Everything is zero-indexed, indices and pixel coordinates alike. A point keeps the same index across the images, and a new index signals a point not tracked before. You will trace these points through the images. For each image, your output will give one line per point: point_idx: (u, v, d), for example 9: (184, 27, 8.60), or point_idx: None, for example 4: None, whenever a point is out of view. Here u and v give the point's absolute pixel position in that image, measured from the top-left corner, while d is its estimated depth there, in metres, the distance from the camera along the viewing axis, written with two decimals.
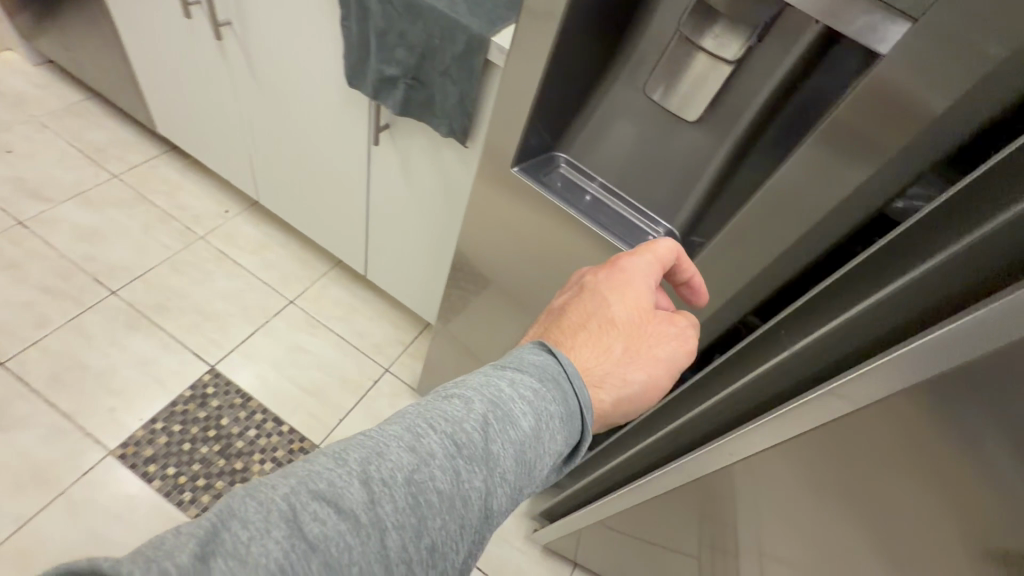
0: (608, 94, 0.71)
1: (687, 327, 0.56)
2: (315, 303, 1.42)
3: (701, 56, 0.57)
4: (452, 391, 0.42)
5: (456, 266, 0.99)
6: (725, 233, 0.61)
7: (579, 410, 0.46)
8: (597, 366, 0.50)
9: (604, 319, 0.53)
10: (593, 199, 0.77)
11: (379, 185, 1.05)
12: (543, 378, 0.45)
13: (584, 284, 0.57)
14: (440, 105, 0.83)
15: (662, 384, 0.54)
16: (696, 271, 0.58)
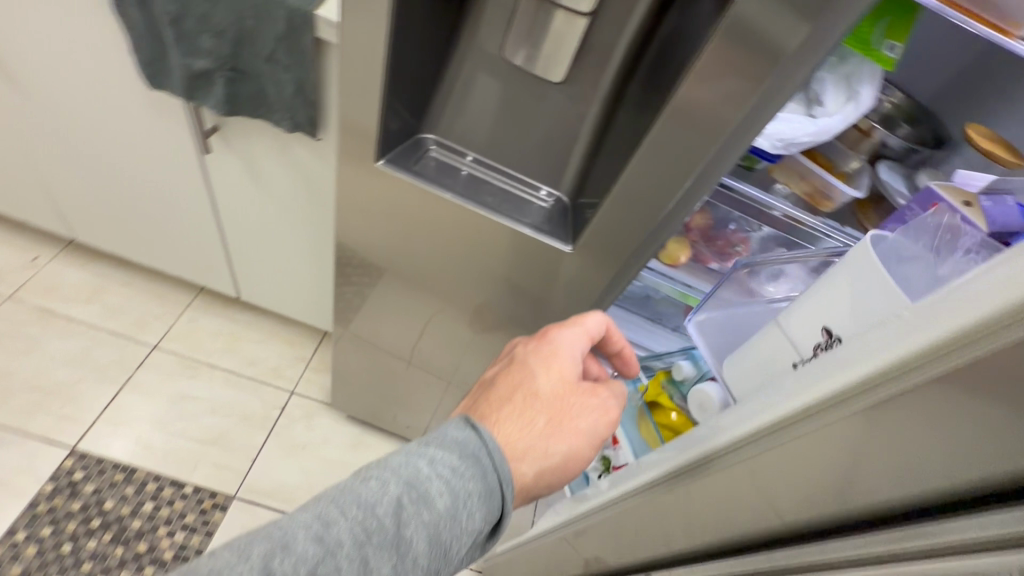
0: (464, 62, 0.60)
1: (609, 398, 0.51)
2: (190, 340, 1.25)
3: (559, 12, 0.48)
4: (371, 471, 0.39)
5: (343, 280, 0.86)
6: (611, 199, 0.57)
7: (500, 486, 0.42)
8: (519, 440, 0.45)
9: (529, 389, 0.48)
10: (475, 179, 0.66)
11: (227, 195, 0.89)
12: (462, 456, 0.41)
13: (515, 356, 0.52)
14: (275, 99, 0.67)
15: (585, 457, 0.49)
16: (625, 341, 0.57)
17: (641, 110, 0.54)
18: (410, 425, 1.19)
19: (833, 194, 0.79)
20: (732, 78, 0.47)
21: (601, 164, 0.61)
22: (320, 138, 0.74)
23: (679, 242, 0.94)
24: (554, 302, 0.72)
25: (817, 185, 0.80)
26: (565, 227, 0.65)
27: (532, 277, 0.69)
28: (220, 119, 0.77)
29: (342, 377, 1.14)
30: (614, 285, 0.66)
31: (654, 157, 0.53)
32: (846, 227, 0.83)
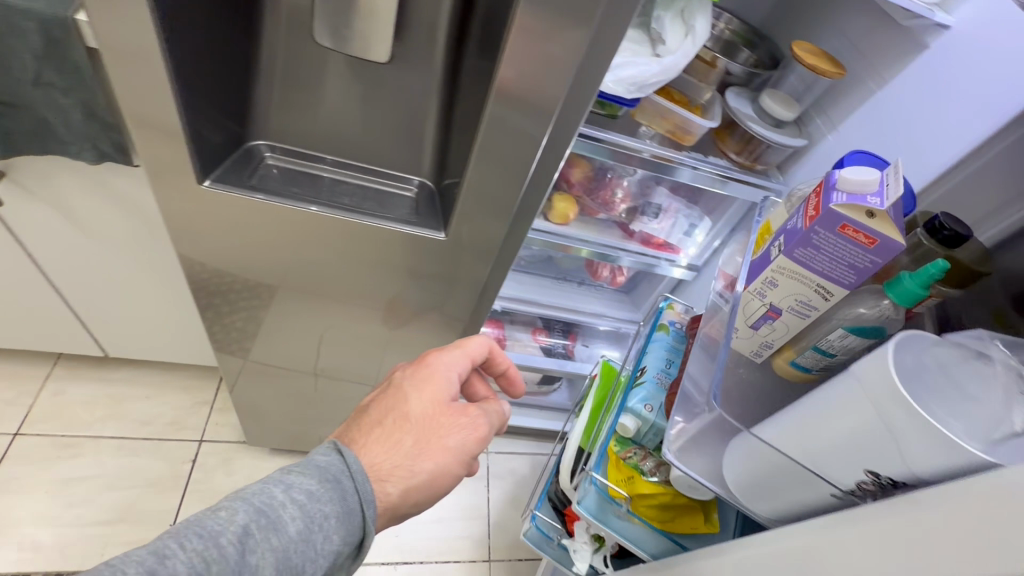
0: (276, 49, 0.53)
1: (481, 417, 0.51)
2: (61, 416, 1.09)
3: None
4: (221, 503, 0.38)
5: (216, 313, 0.77)
6: (471, 175, 0.54)
7: (361, 507, 0.42)
8: (385, 463, 0.45)
9: (399, 414, 0.47)
10: (328, 180, 0.60)
11: (48, 247, 0.76)
12: (322, 479, 0.41)
13: (393, 377, 0.52)
14: (64, 127, 0.57)
15: (455, 473, 0.49)
16: (508, 360, 0.60)
17: (480, 71, 0.50)
18: None
19: (691, 128, 0.83)
20: (561, 33, 0.45)
21: (455, 139, 0.57)
22: (136, 164, 0.64)
23: (565, 199, 0.95)
24: (449, 285, 0.69)
25: (676, 121, 0.83)
26: (436, 213, 0.62)
27: (420, 265, 0.65)
28: (3, 163, 0.64)
29: (252, 413, 1.05)
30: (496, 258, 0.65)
31: (502, 128, 0.50)
32: (709, 155, 0.87)
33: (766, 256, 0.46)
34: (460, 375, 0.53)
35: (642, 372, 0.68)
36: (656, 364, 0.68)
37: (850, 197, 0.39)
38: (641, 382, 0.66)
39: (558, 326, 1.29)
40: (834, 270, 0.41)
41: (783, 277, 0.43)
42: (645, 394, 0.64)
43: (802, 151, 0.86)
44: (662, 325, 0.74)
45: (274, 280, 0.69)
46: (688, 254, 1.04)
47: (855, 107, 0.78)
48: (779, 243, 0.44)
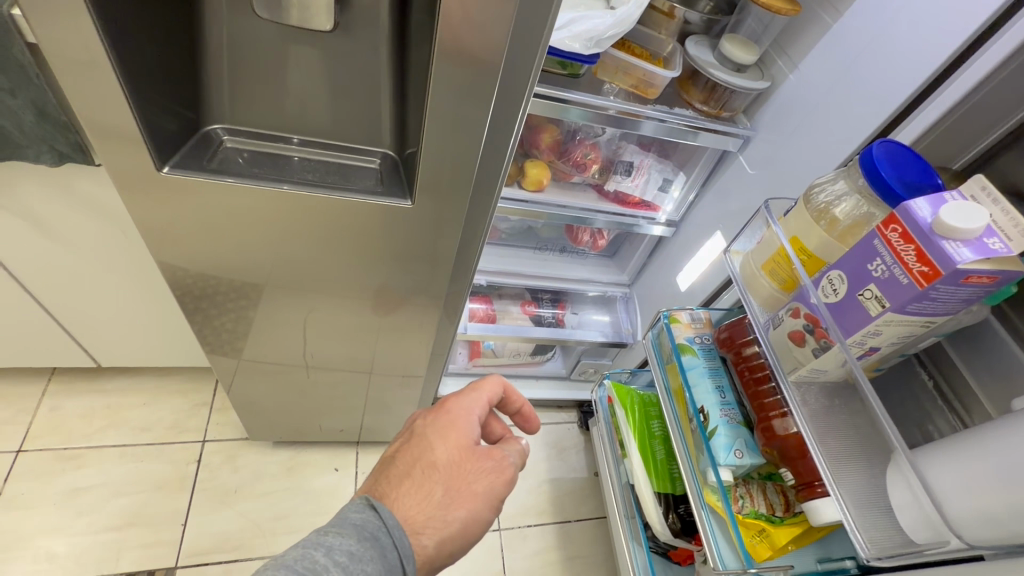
0: (213, 27, 0.52)
1: (505, 458, 0.57)
2: (61, 430, 1.09)
3: None
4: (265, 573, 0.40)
5: (201, 312, 0.77)
6: (427, 144, 0.54)
7: (399, 562, 0.47)
8: (419, 515, 0.51)
9: (426, 463, 0.53)
10: (293, 159, 0.60)
11: (23, 260, 0.76)
12: (361, 538, 0.45)
13: (415, 429, 0.58)
14: (17, 130, 0.57)
15: (485, 517, 0.55)
16: (524, 400, 0.67)
17: (425, 34, 0.49)
18: (342, 428, 1.16)
19: (655, 80, 0.83)
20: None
21: (410, 106, 0.56)
22: (97, 164, 0.64)
23: (538, 165, 0.95)
24: (430, 257, 0.69)
25: (639, 75, 0.82)
26: (401, 182, 0.61)
27: (397, 240, 0.66)
28: None
29: (251, 410, 1.06)
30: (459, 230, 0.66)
31: (450, 90, 0.50)
32: (675, 107, 0.87)
33: (861, 307, 0.52)
34: (479, 419, 0.60)
35: (707, 415, 0.74)
36: (714, 401, 0.74)
37: (969, 248, 0.45)
38: (717, 428, 0.72)
39: (547, 297, 1.29)
40: (948, 307, 0.49)
41: (892, 326, 0.51)
42: (730, 440, 0.71)
43: (765, 95, 0.87)
44: (687, 350, 0.80)
45: (250, 272, 0.69)
46: (666, 211, 1.05)
47: (813, 43, 0.78)
48: (883, 300, 0.49)
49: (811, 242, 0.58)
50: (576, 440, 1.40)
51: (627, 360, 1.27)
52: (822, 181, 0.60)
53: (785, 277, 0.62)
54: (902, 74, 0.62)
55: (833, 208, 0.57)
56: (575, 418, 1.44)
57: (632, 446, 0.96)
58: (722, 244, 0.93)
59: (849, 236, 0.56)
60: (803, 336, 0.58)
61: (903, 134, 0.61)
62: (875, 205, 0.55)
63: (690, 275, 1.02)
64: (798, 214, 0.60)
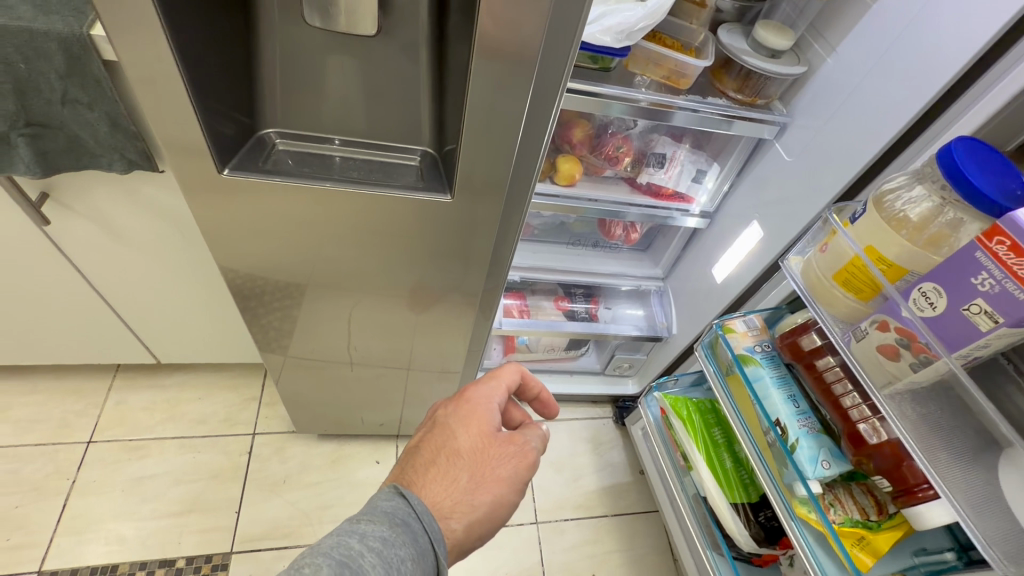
0: (264, 38, 0.55)
1: (527, 443, 0.61)
2: (127, 422, 1.16)
3: None
4: (307, 558, 0.43)
5: (254, 310, 0.82)
6: (464, 140, 0.56)
7: (430, 547, 0.50)
8: (447, 500, 0.54)
9: (450, 451, 0.57)
10: (338, 159, 0.62)
11: (96, 261, 0.82)
12: (393, 523, 0.48)
13: (438, 419, 0.62)
14: (95, 141, 0.63)
15: (511, 501, 0.58)
16: (541, 385, 0.72)
17: (463, 33, 0.51)
18: (382, 422, 1.21)
19: (687, 70, 0.82)
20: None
21: (451, 105, 0.58)
22: (162, 170, 0.69)
23: (570, 160, 0.95)
24: (471, 254, 0.72)
25: (671, 66, 0.82)
26: (441, 177, 0.63)
27: (437, 239, 0.68)
28: (44, 182, 0.69)
29: (299, 403, 1.12)
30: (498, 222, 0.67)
31: (488, 88, 0.52)
32: (708, 97, 0.86)
33: (966, 319, 0.51)
34: (499, 405, 0.64)
35: (785, 428, 0.73)
36: (790, 413, 0.73)
37: None
38: (799, 440, 0.71)
39: (580, 292, 1.30)
40: None
41: (1002, 339, 0.50)
42: (813, 451, 0.70)
43: (801, 81, 0.85)
44: (750, 360, 0.80)
45: (299, 270, 0.73)
46: (700, 202, 1.04)
47: (850, 26, 0.77)
48: (995, 315, 0.49)
49: (890, 252, 0.56)
50: (612, 436, 1.40)
51: (662, 354, 1.27)
52: (893, 188, 0.58)
53: (861, 287, 0.60)
54: (948, 53, 0.61)
55: (910, 215, 0.55)
56: (610, 413, 1.44)
57: (695, 457, 0.95)
58: (759, 234, 0.93)
59: (933, 245, 0.54)
60: (897, 350, 0.57)
61: (965, 119, 0.60)
62: (959, 208, 0.53)
63: (728, 266, 1.02)
64: (869, 218, 0.58)
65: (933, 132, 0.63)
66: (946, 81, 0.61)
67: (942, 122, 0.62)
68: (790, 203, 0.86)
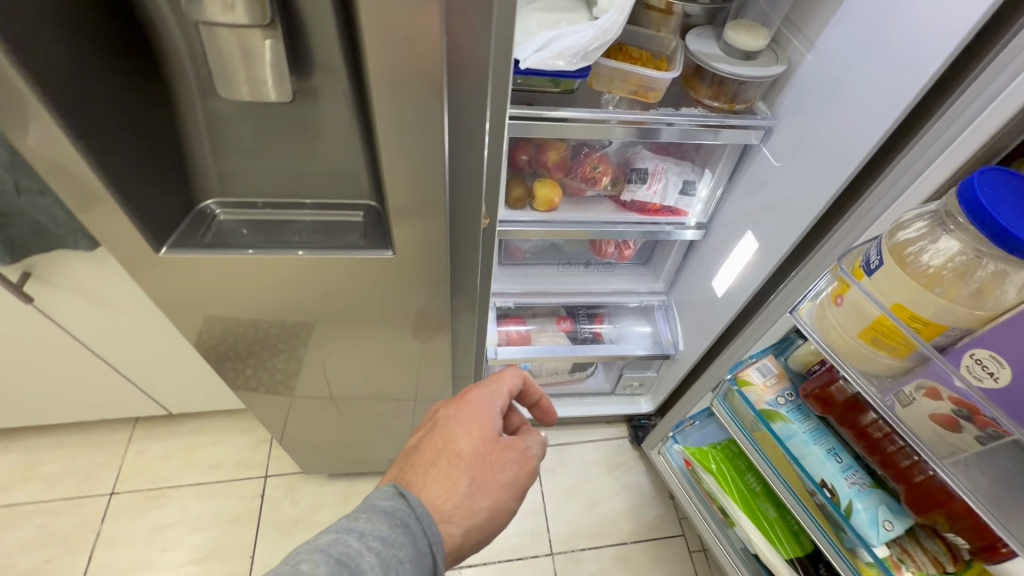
0: (189, 117, 0.52)
1: (528, 449, 0.63)
2: (147, 471, 1.20)
3: (219, 30, 0.42)
4: (306, 556, 0.46)
5: (239, 364, 0.83)
6: (397, 197, 0.53)
7: (429, 547, 0.51)
8: (446, 503, 0.55)
9: (452, 455, 0.58)
10: (279, 225, 0.59)
11: (88, 327, 0.85)
12: (392, 524, 0.50)
13: (437, 421, 0.62)
14: (58, 223, 0.65)
15: (508, 506, 0.60)
16: (541, 390, 0.74)
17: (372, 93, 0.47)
18: (390, 456, 1.21)
19: (654, 84, 0.78)
20: (427, 25, 0.41)
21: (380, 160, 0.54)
22: None
23: (547, 184, 0.92)
24: (435, 301, 0.69)
25: (637, 80, 0.78)
26: (384, 232, 0.60)
27: (395, 291, 0.66)
28: (22, 263, 0.71)
29: (303, 445, 1.12)
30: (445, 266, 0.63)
31: (404, 142, 0.48)
32: (682, 107, 0.81)
33: None
34: (501, 410, 0.65)
35: (833, 490, 0.67)
36: (836, 471, 0.67)
37: None
38: (852, 503, 0.65)
39: (582, 312, 1.26)
40: None
41: None
42: (872, 512, 0.64)
43: (783, 79, 0.79)
44: (776, 416, 0.74)
45: (269, 329, 0.73)
46: (694, 212, 0.99)
47: (826, 18, 0.71)
48: None
49: (925, 311, 0.49)
50: (629, 456, 1.35)
51: (672, 372, 1.21)
52: (912, 238, 0.51)
53: (894, 347, 0.53)
54: (948, 33, 0.54)
55: (944, 270, 0.48)
56: (626, 433, 1.39)
57: (736, 513, 0.89)
58: (754, 245, 0.87)
59: (978, 301, 0.48)
60: (956, 422, 0.51)
61: (988, 112, 0.51)
62: (1000, 260, 0.46)
63: (727, 278, 0.96)
64: (891, 274, 0.51)
65: (943, 126, 0.55)
66: (931, 76, 0.56)
67: (951, 115, 0.54)
68: (789, 211, 0.79)
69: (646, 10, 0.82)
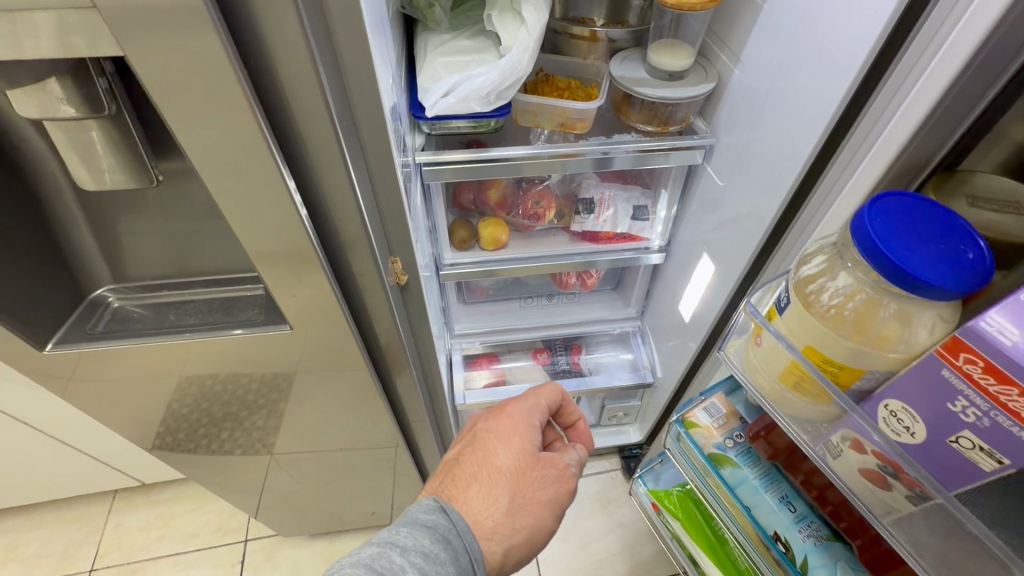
0: (74, 213, 0.53)
1: (567, 467, 0.60)
2: (124, 545, 1.18)
3: (57, 129, 0.40)
4: (347, 568, 0.41)
5: (186, 438, 0.81)
6: (279, 275, 0.50)
7: (469, 566, 0.47)
8: (487, 520, 0.51)
9: (493, 468, 0.55)
10: (177, 307, 0.58)
11: (38, 411, 0.85)
12: (434, 539, 0.46)
13: (476, 432, 0.61)
14: None
15: (548, 526, 0.57)
16: (578, 410, 0.72)
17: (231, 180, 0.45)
18: (371, 510, 1.16)
19: (581, 115, 0.75)
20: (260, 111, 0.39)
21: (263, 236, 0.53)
22: None
23: (492, 223, 0.89)
24: (360, 364, 0.66)
25: (561, 113, 0.75)
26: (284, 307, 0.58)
27: (314, 361, 0.63)
28: None
29: (275, 509, 1.09)
30: (353, 330, 0.60)
31: (267, 223, 0.45)
32: (615, 134, 0.78)
33: (956, 453, 0.40)
34: (540, 424, 0.63)
35: (788, 544, 0.60)
36: (789, 522, 0.61)
37: None
38: (808, 559, 0.59)
39: (559, 343, 1.22)
40: None
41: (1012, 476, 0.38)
42: (829, 570, 0.57)
43: (715, 96, 0.75)
44: (724, 461, 0.67)
45: (200, 404, 0.71)
46: (654, 235, 0.94)
47: (746, 30, 0.67)
48: (997, 455, 0.37)
49: (838, 355, 0.45)
50: (622, 491, 1.29)
51: (653, 400, 1.16)
52: (813, 274, 0.47)
53: (814, 393, 0.48)
54: (850, 58, 0.50)
55: (849, 309, 0.44)
56: (617, 465, 1.33)
57: (707, 565, 0.82)
58: (712, 268, 0.82)
59: (886, 344, 0.43)
60: (885, 478, 0.45)
61: (890, 125, 0.46)
62: (902, 299, 0.42)
63: (692, 303, 0.90)
64: (798, 317, 0.47)
65: (851, 154, 0.51)
66: (838, 102, 0.52)
67: (860, 133, 0.50)
68: (737, 230, 0.73)
69: (570, 39, 0.81)
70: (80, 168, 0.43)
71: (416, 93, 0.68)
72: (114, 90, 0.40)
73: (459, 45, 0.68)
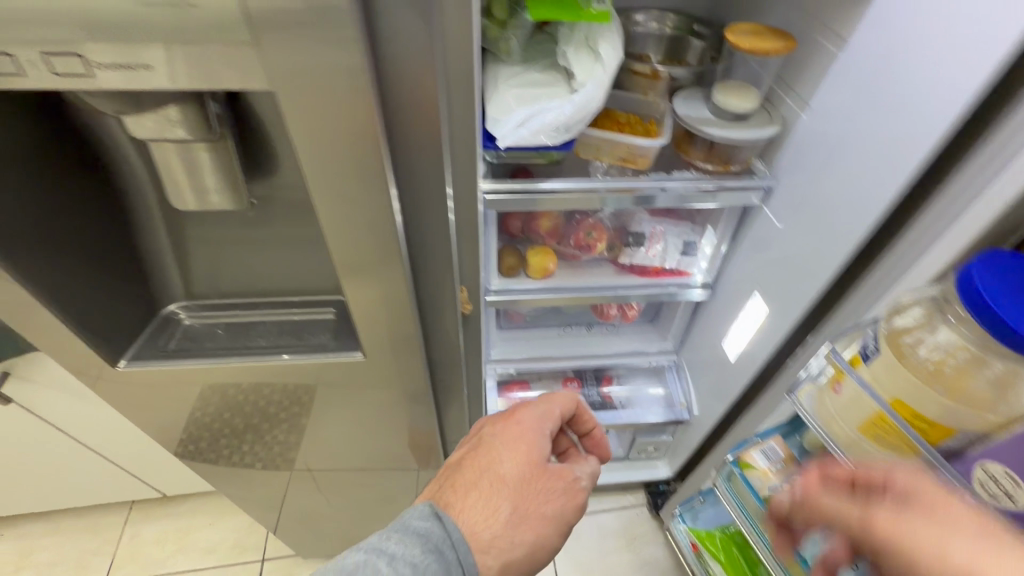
0: (155, 228, 0.54)
1: (576, 480, 0.56)
2: (139, 558, 1.15)
3: (165, 149, 0.41)
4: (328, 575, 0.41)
5: (225, 451, 0.80)
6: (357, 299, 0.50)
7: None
8: (484, 532, 0.48)
9: (494, 477, 0.52)
10: (245, 329, 0.59)
11: (75, 417, 0.85)
12: (424, 549, 0.44)
13: (482, 437, 0.57)
14: None
15: (551, 541, 0.53)
16: (594, 419, 0.67)
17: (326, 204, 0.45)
18: None
19: (643, 150, 0.75)
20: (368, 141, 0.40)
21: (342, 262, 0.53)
22: None
23: (540, 252, 0.89)
24: (415, 389, 0.66)
25: (623, 148, 0.76)
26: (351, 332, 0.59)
27: (371, 384, 0.63)
28: (5, 366, 0.70)
29: (297, 528, 1.07)
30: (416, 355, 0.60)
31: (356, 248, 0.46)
32: (675, 171, 0.78)
33: None
34: (551, 434, 0.59)
35: None
36: None
37: None
38: None
39: (590, 373, 1.20)
40: None
41: None
42: None
43: (778, 139, 0.76)
44: None
45: (248, 420, 0.70)
46: (700, 270, 0.94)
47: (818, 76, 0.67)
48: None
49: (930, 411, 0.44)
50: (647, 527, 1.25)
51: (686, 436, 1.14)
52: (909, 326, 0.46)
53: (899, 447, 0.47)
54: (940, 115, 0.50)
55: (948, 365, 0.43)
56: (643, 500, 1.30)
57: None
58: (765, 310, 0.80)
59: (985, 405, 0.42)
60: None
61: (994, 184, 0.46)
62: (1009, 361, 0.41)
63: (739, 342, 0.88)
64: (889, 368, 0.46)
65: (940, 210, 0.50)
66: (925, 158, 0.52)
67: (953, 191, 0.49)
68: (796, 270, 0.73)
69: (632, 75, 0.81)
70: (187, 188, 0.44)
71: (484, 122, 0.69)
72: (224, 115, 0.41)
73: (531, 77, 0.69)
